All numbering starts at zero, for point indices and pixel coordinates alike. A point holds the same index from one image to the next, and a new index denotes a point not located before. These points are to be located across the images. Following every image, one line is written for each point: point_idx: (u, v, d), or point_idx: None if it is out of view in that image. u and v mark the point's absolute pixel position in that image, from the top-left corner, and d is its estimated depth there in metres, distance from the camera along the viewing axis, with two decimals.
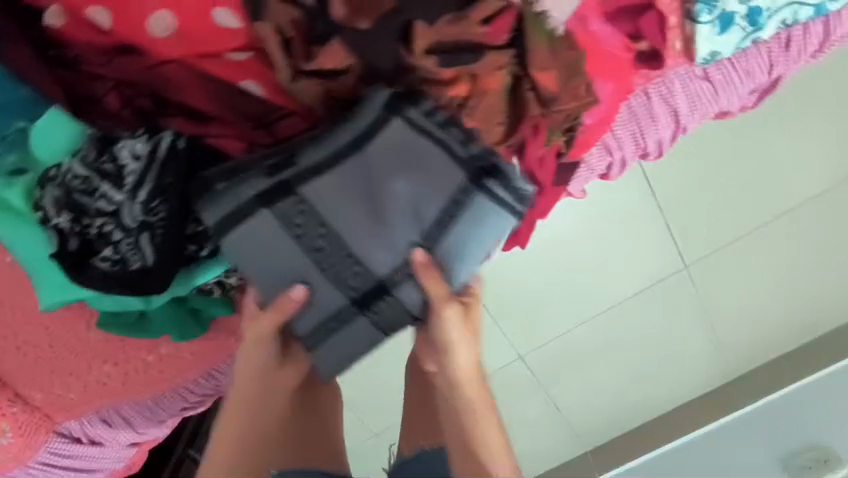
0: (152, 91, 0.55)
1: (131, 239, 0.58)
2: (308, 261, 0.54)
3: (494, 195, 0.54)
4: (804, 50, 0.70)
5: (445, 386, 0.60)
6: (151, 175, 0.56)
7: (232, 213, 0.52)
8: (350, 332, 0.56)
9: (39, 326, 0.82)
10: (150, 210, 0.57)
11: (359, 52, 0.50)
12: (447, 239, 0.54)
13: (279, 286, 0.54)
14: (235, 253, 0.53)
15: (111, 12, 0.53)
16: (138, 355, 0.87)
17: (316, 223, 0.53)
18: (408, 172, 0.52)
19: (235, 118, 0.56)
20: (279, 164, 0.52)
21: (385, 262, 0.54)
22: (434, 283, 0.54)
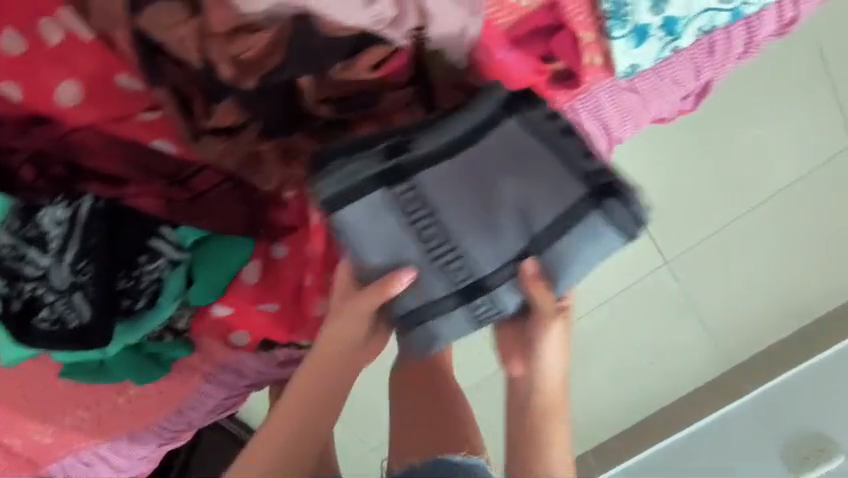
0: (66, 159, 0.56)
1: (65, 299, 0.60)
2: (423, 245, 0.55)
3: (611, 215, 0.53)
4: (729, 54, 0.69)
5: (527, 384, 0.62)
6: (75, 238, 0.58)
7: (349, 191, 0.53)
8: (447, 322, 0.56)
9: (10, 376, 0.85)
10: (78, 271, 0.59)
11: (252, 107, 0.50)
12: (559, 247, 0.54)
13: (384, 268, 0.55)
14: (350, 232, 0.54)
15: (20, 85, 0.52)
16: (108, 397, 0.89)
17: (428, 210, 0.55)
18: (515, 172, 0.55)
19: (149, 177, 0.57)
20: (395, 149, 0.55)
21: (488, 258, 0.55)
22: (536, 282, 0.55)
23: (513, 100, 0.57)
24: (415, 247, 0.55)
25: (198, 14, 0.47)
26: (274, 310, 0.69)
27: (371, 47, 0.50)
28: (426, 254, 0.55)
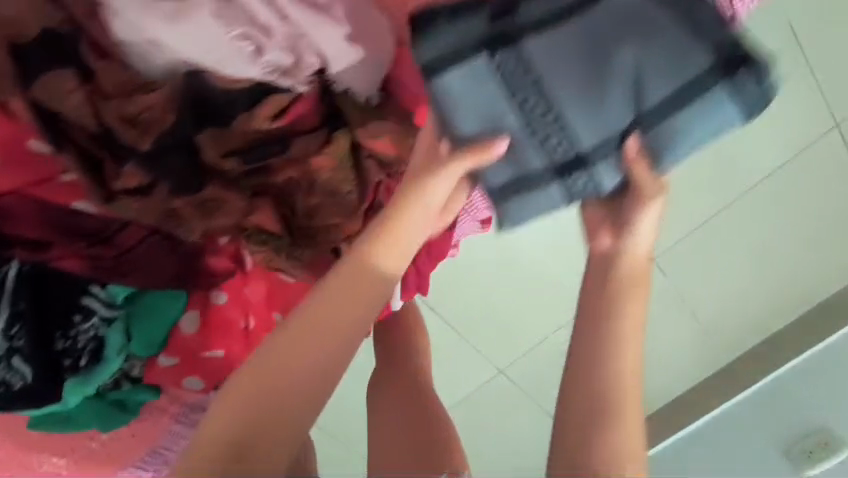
0: None
1: (5, 363, 0.60)
2: (524, 118, 0.48)
3: (741, 88, 0.45)
4: None
5: (600, 276, 0.55)
6: (4, 304, 0.58)
7: (451, 54, 0.46)
8: (536, 198, 0.51)
9: None
10: (11, 336, 0.59)
11: (156, 167, 0.50)
12: (672, 121, 0.47)
13: (471, 135, 0.49)
14: (448, 101, 0.47)
15: None
16: (83, 441, 0.90)
17: (528, 80, 0.47)
18: (641, 35, 0.46)
19: (72, 238, 0.57)
20: (499, 13, 0.47)
21: (589, 133, 0.49)
22: (637, 162, 0.50)
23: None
24: (514, 119, 0.49)
25: (91, 82, 0.48)
26: (222, 355, 0.67)
27: (269, 97, 0.50)
28: (525, 127, 0.49)
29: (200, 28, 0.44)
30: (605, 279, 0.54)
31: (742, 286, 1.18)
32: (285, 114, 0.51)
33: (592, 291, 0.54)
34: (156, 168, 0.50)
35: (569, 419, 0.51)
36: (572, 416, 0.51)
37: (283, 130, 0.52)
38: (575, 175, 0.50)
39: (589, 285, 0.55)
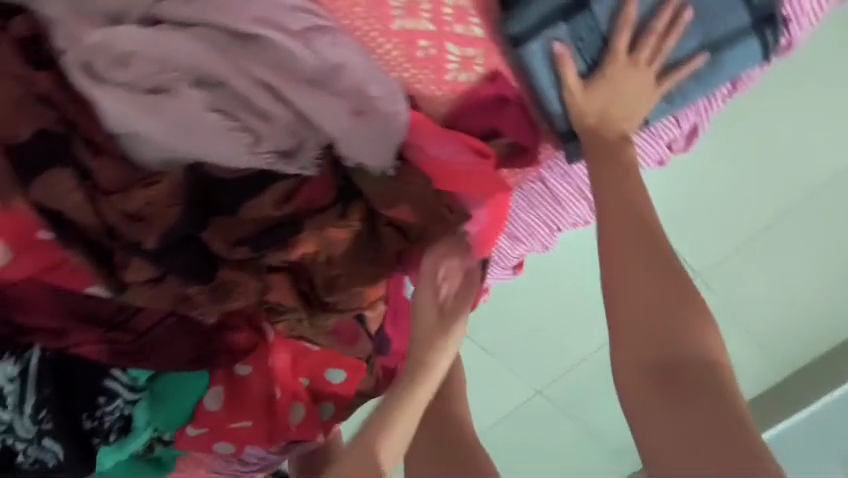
0: (8, 315, 0.56)
1: (36, 446, 0.60)
2: (587, 70, 0.54)
3: (765, 43, 0.53)
4: (714, 98, 0.59)
5: (618, 166, 0.53)
6: (30, 390, 0.57)
7: (541, 23, 0.51)
8: None
9: None
10: (39, 420, 0.58)
11: (159, 267, 0.47)
12: (710, 65, 0.54)
13: (534, 76, 0.54)
14: (535, 64, 0.53)
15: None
16: None
17: (597, 41, 0.53)
18: None
19: (87, 323, 0.56)
20: None
21: None
22: (566, 64, 0.53)
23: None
24: (583, 66, 0.54)
25: (89, 178, 0.46)
26: (250, 425, 0.66)
27: (274, 185, 0.48)
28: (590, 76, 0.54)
29: (200, 125, 0.45)
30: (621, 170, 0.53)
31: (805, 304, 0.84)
32: (292, 199, 0.49)
33: (612, 186, 0.52)
34: (163, 263, 0.48)
35: (641, 294, 0.47)
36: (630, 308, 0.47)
37: (291, 213, 0.49)
38: (633, 111, 0.55)
39: (612, 174, 0.53)
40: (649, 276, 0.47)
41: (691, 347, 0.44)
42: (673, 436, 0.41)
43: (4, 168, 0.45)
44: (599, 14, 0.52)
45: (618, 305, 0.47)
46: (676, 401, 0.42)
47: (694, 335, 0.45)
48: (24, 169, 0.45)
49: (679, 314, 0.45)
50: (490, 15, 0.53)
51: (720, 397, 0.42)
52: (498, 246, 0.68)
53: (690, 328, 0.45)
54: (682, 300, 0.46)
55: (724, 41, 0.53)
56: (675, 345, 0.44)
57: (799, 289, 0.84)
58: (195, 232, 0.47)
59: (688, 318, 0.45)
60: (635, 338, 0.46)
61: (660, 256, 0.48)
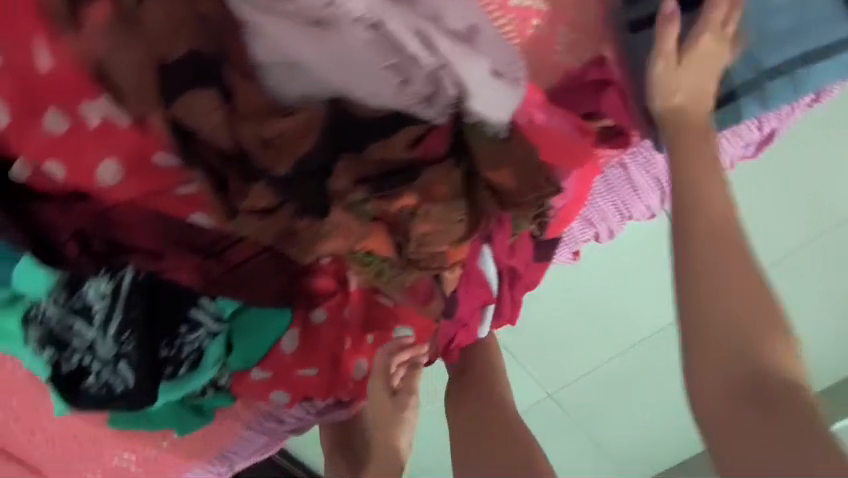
0: (105, 234, 0.56)
1: (111, 367, 0.61)
2: None
3: None
4: (798, 106, 0.63)
5: (702, 179, 0.52)
6: (119, 310, 0.58)
7: (657, 12, 0.55)
8: None
9: (63, 426, 0.89)
10: (121, 342, 0.59)
11: (281, 196, 0.51)
12: (814, 71, 0.56)
13: (642, 61, 0.57)
14: (647, 49, 0.56)
15: (64, 164, 0.49)
16: (152, 442, 0.91)
17: None
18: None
19: (185, 250, 0.57)
20: None
21: (742, 71, 0.57)
22: (677, 51, 0.55)
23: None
24: None
25: (229, 101, 0.48)
26: (314, 374, 0.67)
27: (403, 128, 0.52)
28: None
29: (353, 60, 0.46)
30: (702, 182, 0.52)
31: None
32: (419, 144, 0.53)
33: (703, 197, 0.51)
34: (286, 192, 0.51)
35: (719, 308, 0.47)
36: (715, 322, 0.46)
37: (411, 160, 0.54)
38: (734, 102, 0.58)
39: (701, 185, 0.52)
40: (726, 288, 0.48)
41: (768, 364, 0.45)
42: (752, 449, 0.41)
43: (153, 82, 0.47)
44: None
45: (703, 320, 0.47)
46: (757, 420, 0.42)
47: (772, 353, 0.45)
48: (173, 84, 0.47)
49: (756, 330, 0.46)
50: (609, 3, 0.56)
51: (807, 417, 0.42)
52: (570, 227, 0.71)
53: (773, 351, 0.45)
54: (761, 317, 0.46)
55: (829, 48, 0.55)
56: (751, 360, 0.45)
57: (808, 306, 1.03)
58: (331, 162, 0.52)
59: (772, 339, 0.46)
60: (709, 352, 0.46)
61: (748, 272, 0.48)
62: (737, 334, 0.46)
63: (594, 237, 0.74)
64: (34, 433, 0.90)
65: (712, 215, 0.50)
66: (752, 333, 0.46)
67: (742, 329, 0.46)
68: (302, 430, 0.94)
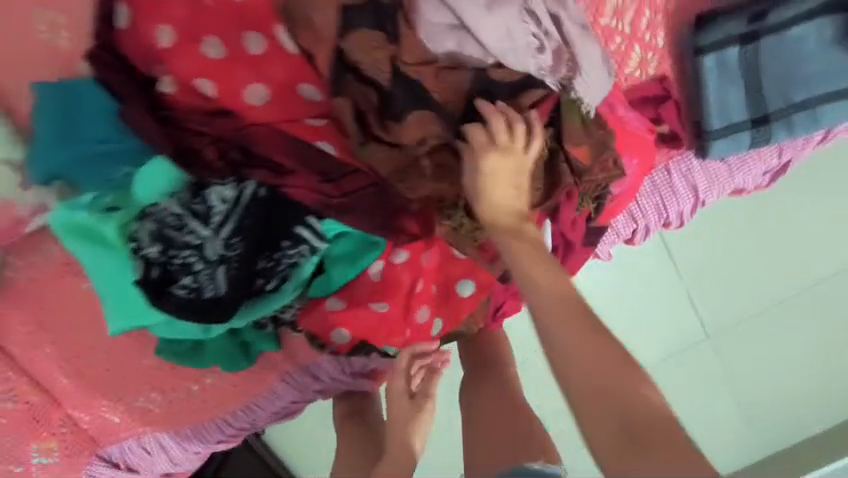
0: (241, 146, 0.65)
1: (210, 270, 0.67)
2: (743, 86, 0.70)
3: None
4: (807, 142, 0.77)
5: (514, 262, 0.59)
6: (235, 215, 0.65)
7: (722, 41, 0.69)
8: (735, 136, 0.71)
9: (102, 352, 0.91)
10: (229, 246, 0.66)
11: (414, 126, 0.60)
12: (832, 106, 0.69)
13: (701, 80, 0.71)
14: (706, 71, 0.70)
15: (214, 83, 0.65)
16: (185, 383, 0.94)
17: (754, 67, 0.70)
18: (837, 43, 0.67)
19: (306, 171, 0.65)
20: (757, 15, 0.69)
21: (778, 98, 0.70)
22: (728, 77, 0.70)
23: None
24: (742, 83, 0.70)
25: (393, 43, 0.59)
26: (384, 310, 0.75)
27: (529, 90, 0.61)
28: (745, 91, 0.70)
29: (508, 19, 0.58)
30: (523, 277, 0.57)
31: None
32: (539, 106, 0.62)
33: (524, 285, 0.57)
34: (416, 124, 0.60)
35: (589, 352, 0.49)
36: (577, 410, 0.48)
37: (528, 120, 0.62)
38: (771, 125, 0.70)
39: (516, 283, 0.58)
40: (584, 332, 0.51)
41: (642, 406, 0.46)
42: None
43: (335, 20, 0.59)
44: (763, 50, 0.69)
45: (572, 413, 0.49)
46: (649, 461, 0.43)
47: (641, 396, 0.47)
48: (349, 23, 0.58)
49: (628, 373, 0.48)
50: (683, 33, 0.72)
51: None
52: (617, 219, 0.82)
53: (641, 394, 0.47)
54: (577, 353, 0.49)
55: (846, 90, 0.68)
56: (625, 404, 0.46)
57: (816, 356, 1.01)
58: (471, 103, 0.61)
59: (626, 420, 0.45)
60: (588, 403, 0.47)
61: (607, 351, 0.49)
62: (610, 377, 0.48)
63: (632, 234, 0.85)
64: (68, 359, 0.91)
65: (558, 313, 0.52)
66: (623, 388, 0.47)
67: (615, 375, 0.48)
68: (328, 396, 0.98)
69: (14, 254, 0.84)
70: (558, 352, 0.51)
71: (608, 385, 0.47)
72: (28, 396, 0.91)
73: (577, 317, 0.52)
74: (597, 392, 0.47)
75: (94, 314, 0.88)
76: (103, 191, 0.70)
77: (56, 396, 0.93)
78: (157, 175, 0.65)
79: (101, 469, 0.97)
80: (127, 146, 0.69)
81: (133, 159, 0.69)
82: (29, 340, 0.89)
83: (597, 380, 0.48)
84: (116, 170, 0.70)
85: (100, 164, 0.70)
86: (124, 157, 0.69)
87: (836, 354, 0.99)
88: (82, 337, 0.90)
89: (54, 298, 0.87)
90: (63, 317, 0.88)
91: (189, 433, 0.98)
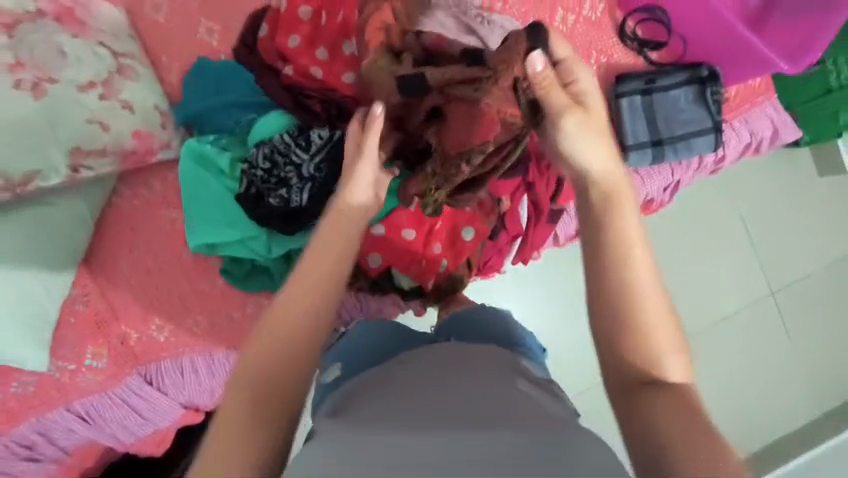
0: (338, 107, 1.02)
1: (301, 185, 0.97)
2: (646, 120, 1.12)
3: (718, 138, 1.14)
4: (688, 168, 1.21)
5: (606, 219, 0.69)
6: (326, 149, 0.96)
7: (632, 91, 1.12)
8: (641, 152, 1.12)
9: (168, 271, 1.10)
10: (317, 169, 0.96)
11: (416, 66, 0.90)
12: (697, 139, 1.13)
13: (620, 113, 1.12)
14: (623, 107, 1.12)
15: (322, 70, 1.00)
16: (229, 309, 1.12)
17: (650, 109, 1.12)
18: (697, 101, 1.12)
19: None
20: (651, 79, 1.12)
21: (666, 130, 1.13)
22: (637, 113, 1.12)
23: (712, 72, 1.11)
24: (646, 118, 1.12)
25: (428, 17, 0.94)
26: (412, 236, 1.06)
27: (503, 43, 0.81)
28: (648, 123, 1.12)
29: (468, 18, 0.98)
30: (612, 234, 0.68)
31: (765, 397, 1.61)
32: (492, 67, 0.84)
33: (613, 240, 0.68)
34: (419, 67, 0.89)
35: (630, 314, 0.66)
36: (621, 352, 0.66)
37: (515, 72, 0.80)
38: (664, 148, 1.13)
39: (598, 245, 0.69)
40: (633, 288, 0.66)
41: (660, 361, 0.65)
42: (659, 418, 0.59)
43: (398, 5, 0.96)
44: (655, 99, 1.12)
45: (609, 349, 0.66)
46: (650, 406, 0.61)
47: (660, 355, 0.65)
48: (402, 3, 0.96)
49: (657, 337, 0.65)
50: (610, 84, 1.14)
51: (640, 426, 0.60)
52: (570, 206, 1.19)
53: (661, 352, 0.65)
54: (623, 302, 0.66)
55: (703, 131, 1.12)
56: (650, 359, 0.65)
57: (766, 365, 1.62)
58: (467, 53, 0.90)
59: (658, 371, 0.64)
60: (626, 346, 0.65)
61: (652, 309, 0.66)
62: (645, 336, 0.65)
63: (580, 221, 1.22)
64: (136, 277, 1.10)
65: (639, 279, 0.66)
66: (652, 344, 0.65)
67: (648, 338, 0.65)
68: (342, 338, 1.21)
69: (126, 184, 1.09)
70: (627, 309, 0.66)
71: (643, 338, 0.65)
72: (97, 304, 1.08)
73: (630, 274, 0.66)
74: (634, 355, 0.65)
75: (169, 239, 1.10)
76: (225, 135, 1.05)
77: (116, 309, 1.09)
78: (277, 119, 1.00)
79: (137, 384, 1.11)
80: (255, 101, 1.04)
81: (258, 110, 1.04)
82: (113, 257, 1.09)
83: (647, 338, 0.65)
84: (243, 118, 1.04)
85: (234, 112, 1.04)
86: (251, 107, 1.04)
87: (762, 367, 1.62)
88: (153, 258, 1.09)
89: (144, 223, 1.09)
90: (146, 240, 1.10)
91: (221, 359, 1.15)
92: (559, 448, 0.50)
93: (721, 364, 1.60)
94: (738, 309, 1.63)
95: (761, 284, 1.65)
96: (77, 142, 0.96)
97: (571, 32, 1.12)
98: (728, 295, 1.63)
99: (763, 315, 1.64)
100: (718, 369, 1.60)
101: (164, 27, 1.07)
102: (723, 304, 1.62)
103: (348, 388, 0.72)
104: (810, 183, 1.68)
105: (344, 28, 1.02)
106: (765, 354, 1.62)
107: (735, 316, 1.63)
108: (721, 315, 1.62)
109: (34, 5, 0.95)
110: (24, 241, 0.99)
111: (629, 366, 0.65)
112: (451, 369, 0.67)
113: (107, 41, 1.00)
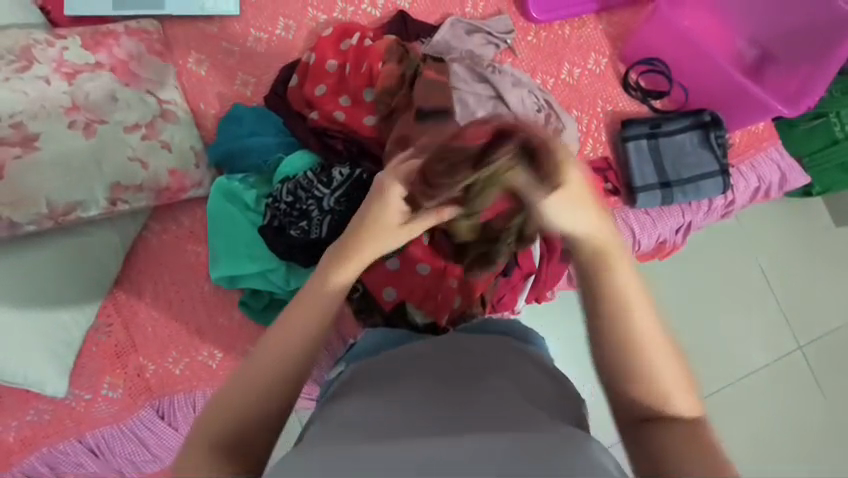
0: (359, 146, 1.08)
1: (321, 217, 1.02)
2: (653, 163, 1.17)
3: (726, 181, 1.17)
4: (699, 212, 1.22)
5: (601, 268, 0.66)
6: (345, 186, 1.02)
7: (638, 135, 1.17)
8: (650, 193, 1.16)
9: (189, 302, 1.11)
10: (337, 203, 1.01)
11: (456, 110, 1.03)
12: (704, 181, 1.16)
13: (628, 154, 1.17)
14: (630, 152, 1.17)
15: (345, 114, 1.08)
16: (243, 344, 1.12)
17: (655, 153, 1.17)
18: (703, 147, 1.17)
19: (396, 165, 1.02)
20: (656, 126, 1.18)
21: (672, 173, 1.17)
22: (644, 157, 1.17)
23: (714, 117, 1.18)
24: (651, 161, 1.17)
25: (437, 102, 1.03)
26: (427, 270, 1.09)
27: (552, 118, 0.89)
28: (655, 167, 1.17)
29: (478, 44, 1.17)
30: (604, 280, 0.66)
31: (803, 461, 1.51)
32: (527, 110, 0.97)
33: (609, 295, 0.65)
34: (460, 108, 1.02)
35: (644, 348, 0.64)
36: (624, 392, 0.65)
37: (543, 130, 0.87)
38: (673, 191, 1.16)
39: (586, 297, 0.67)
40: (645, 327, 0.64)
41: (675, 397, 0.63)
42: (680, 449, 0.59)
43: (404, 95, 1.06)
44: (660, 144, 1.17)
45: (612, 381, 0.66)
46: (664, 441, 0.60)
47: (674, 391, 0.63)
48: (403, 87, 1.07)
49: (669, 371, 0.64)
50: (617, 129, 1.20)
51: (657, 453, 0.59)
52: None
53: (674, 387, 0.64)
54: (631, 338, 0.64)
55: (708, 173, 1.17)
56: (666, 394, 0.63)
57: (803, 425, 1.53)
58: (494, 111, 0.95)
59: (669, 404, 0.63)
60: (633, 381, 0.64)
61: (662, 340, 0.65)
62: (660, 370, 0.64)
63: None
64: (156, 308, 1.11)
65: (630, 312, 0.64)
66: (659, 379, 0.63)
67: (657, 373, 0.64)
68: None
69: (157, 219, 1.14)
70: (628, 348, 0.64)
71: (656, 371, 0.64)
72: (116, 334, 1.09)
73: (641, 309, 0.65)
74: (649, 388, 0.64)
75: (192, 272, 1.12)
76: (253, 173, 1.12)
77: (134, 340, 1.09)
78: (301, 160, 1.08)
79: (148, 417, 1.09)
80: (283, 141, 1.13)
81: (285, 149, 1.13)
82: (139, 288, 1.11)
83: (655, 381, 0.63)
84: (272, 157, 1.12)
85: (261, 152, 1.12)
86: (280, 147, 1.13)
87: (798, 427, 1.53)
88: (174, 290, 1.12)
89: (171, 256, 1.13)
90: (170, 273, 1.12)
91: None
92: (549, 457, 0.53)
93: (750, 424, 1.52)
94: (766, 364, 1.57)
95: (786, 338, 1.59)
96: (118, 178, 1.04)
97: (577, 83, 1.20)
98: (753, 348, 1.57)
99: (792, 370, 1.57)
100: (752, 427, 1.52)
101: (205, 79, 1.18)
102: (749, 359, 1.56)
103: (340, 386, 0.80)
104: (826, 235, 1.67)
105: (365, 75, 1.08)
106: (798, 416, 1.54)
107: (763, 370, 1.56)
108: (749, 369, 1.56)
109: (94, 59, 1.08)
110: (58, 270, 1.05)
111: (631, 395, 0.65)
112: (448, 383, 0.73)
113: (155, 90, 1.11)
